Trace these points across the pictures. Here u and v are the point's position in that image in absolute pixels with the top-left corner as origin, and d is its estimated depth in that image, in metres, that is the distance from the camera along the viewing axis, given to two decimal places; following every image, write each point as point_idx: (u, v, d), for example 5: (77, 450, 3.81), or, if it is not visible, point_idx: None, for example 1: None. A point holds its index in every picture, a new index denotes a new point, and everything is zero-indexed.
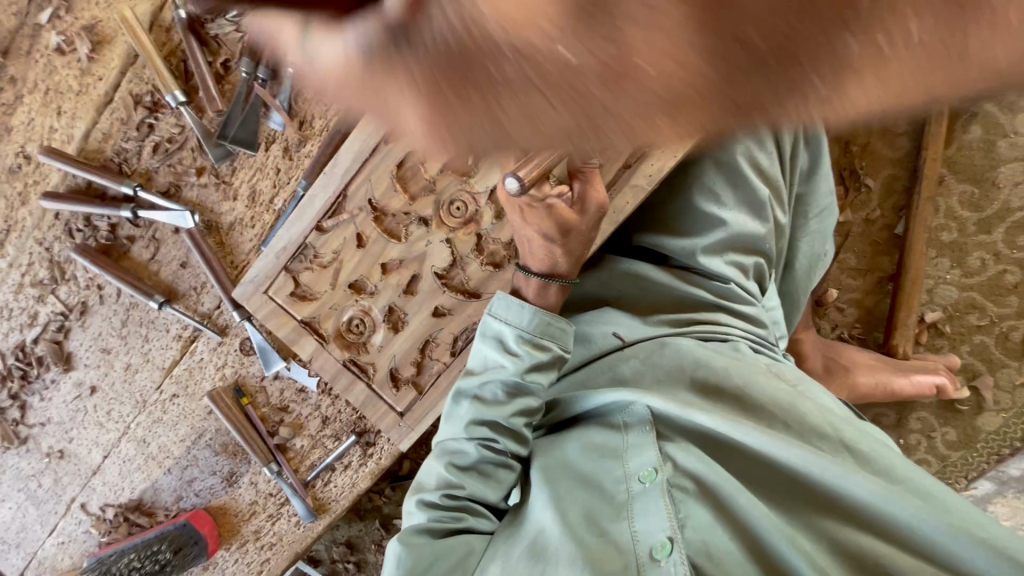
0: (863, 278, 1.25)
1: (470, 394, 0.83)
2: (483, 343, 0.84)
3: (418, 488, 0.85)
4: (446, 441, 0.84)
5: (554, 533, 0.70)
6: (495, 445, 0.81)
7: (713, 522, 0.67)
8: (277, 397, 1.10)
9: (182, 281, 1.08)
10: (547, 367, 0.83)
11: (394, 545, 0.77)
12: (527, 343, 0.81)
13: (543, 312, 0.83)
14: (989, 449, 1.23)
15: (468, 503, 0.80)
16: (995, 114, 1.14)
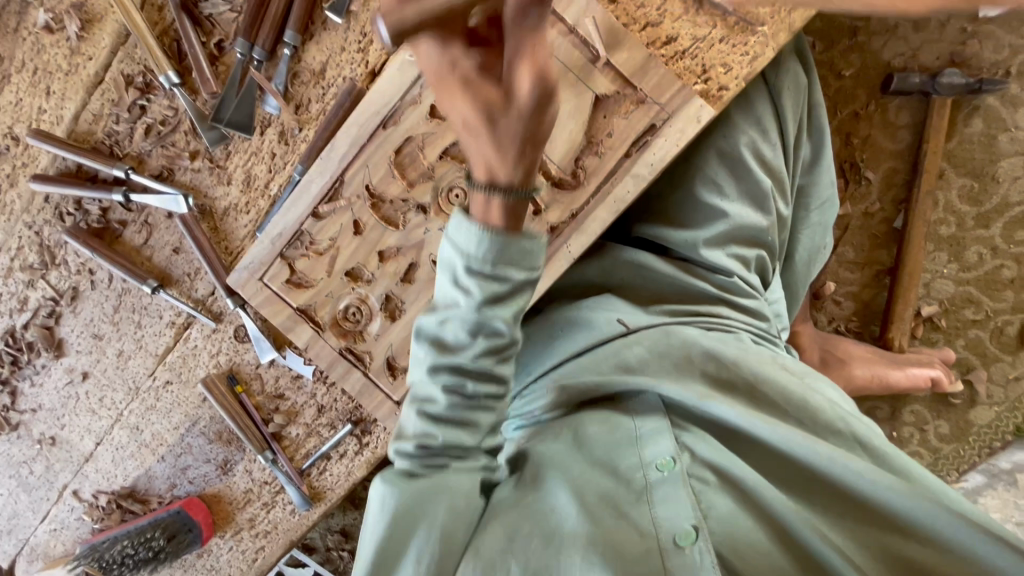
0: (861, 271, 1.25)
1: (432, 339, 0.72)
2: (439, 275, 0.71)
3: (394, 433, 0.78)
4: (417, 385, 0.76)
5: (570, 515, 0.69)
6: (463, 391, 0.72)
7: (735, 513, 0.68)
8: (272, 385, 1.09)
9: (175, 267, 1.06)
10: (510, 294, 0.68)
11: (372, 494, 0.71)
12: (477, 269, 0.66)
13: (497, 226, 0.64)
14: (981, 442, 1.24)
15: (447, 455, 0.73)
16: (995, 108, 1.14)
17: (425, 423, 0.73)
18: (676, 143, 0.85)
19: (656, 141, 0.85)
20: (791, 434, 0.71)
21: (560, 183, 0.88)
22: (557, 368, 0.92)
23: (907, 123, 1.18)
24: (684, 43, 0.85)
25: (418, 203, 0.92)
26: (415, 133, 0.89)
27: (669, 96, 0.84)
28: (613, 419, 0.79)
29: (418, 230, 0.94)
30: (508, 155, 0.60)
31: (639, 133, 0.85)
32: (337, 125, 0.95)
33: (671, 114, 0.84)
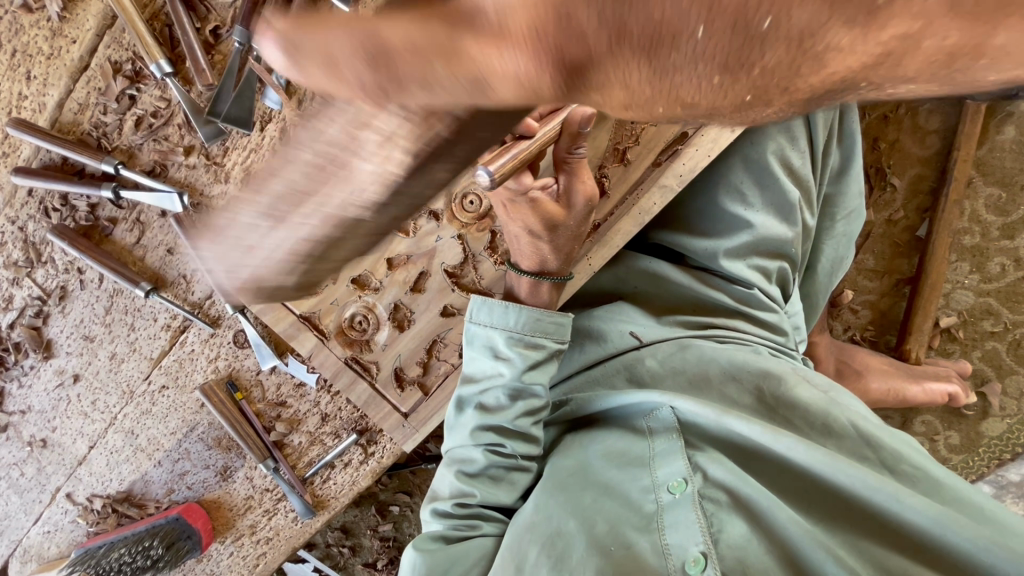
0: (880, 279, 1.22)
1: (472, 403, 0.80)
2: (480, 350, 0.79)
3: (431, 497, 0.81)
4: (454, 449, 0.81)
5: (579, 543, 0.65)
6: (502, 449, 0.77)
7: (749, 537, 0.61)
8: (274, 392, 1.05)
9: (170, 268, 1.01)
10: (546, 364, 0.79)
11: (407, 559, 0.73)
12: (520, 344, 0.77)
13: (537, 308, 0.78)
14: (990, 453, 1.23)
15: (480, 510, 0.76)
16: None
17: (464, 483, 0.77)
18: (707, 153, 0.80)
19: (686, 151, 0.81)
20: (814, 456, 0.63)
21: None
22: (570, 382, 0.90)
23: (936, 128, 1.13)
24: None
25: (431, 209, 0.88)
26: None
27: None
28: (627, 441, 0.75)
29: (429, 238, 0.89)
30: (563, 251, 0.77)
31: (669, 142, 0.81)
32: None
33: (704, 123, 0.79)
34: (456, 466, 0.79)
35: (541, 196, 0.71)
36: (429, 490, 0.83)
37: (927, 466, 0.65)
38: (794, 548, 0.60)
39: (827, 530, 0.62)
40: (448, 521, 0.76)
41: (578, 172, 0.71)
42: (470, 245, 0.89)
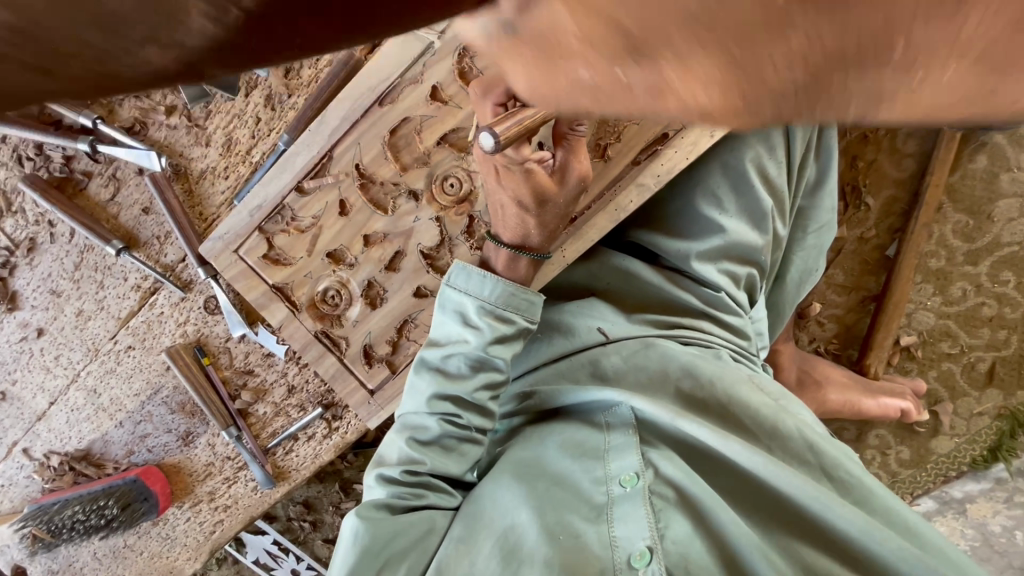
0: (848, 295, 1.25)
1: (431, 369, 0.80)
2: (446, 314, 0.80)
3: (377, 462, 0.81)
4: (408, 415, 0.81)
5: (530, 532, 0.66)
6: (458, 420, 0.78)
7: (693, 534, 0.63)
8: (241, 360, 1.04)
9: (144, 228, 0.99)
10: (512, 339, 0.80)
11: (350, 525, 0.73)
12: (490, 315, 0.78)
13: (510, 280, 0.79)
14: (937, 470, 1.27)
15: (428, 480, 0.77)
16: (1002, 146, 1.13)
17: (415, 451, 0.78)
18: (685, 156, 0.81)
19: (665, 151, 0.82)
20: (760, 462, 0.65)
21: None
22: (535, 374, 0.90)
23: (913, 152, 1.16)
24: None
25: (410, 188, 0.88)
26: (414, 114, 0.84)
27: None
28: (582, 431, 0.77)
29: (407, 218, 0.90)
30: (550, 224, 0.77)
31: (648, 142, 0.81)
32: (330, 95, 0.88)
33: (684, 126, 0.80)
34: (409, 434, 0.79)
35: (535, 167, 0.71)
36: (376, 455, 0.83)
37: (863, 477, 0.69)
38: (732, 548, 0.62)
39: (764, 533, 0.64)
40: (394, 490, 0.77)
41: (575, 150, 0.72)
42: (447, 228, 0.89)
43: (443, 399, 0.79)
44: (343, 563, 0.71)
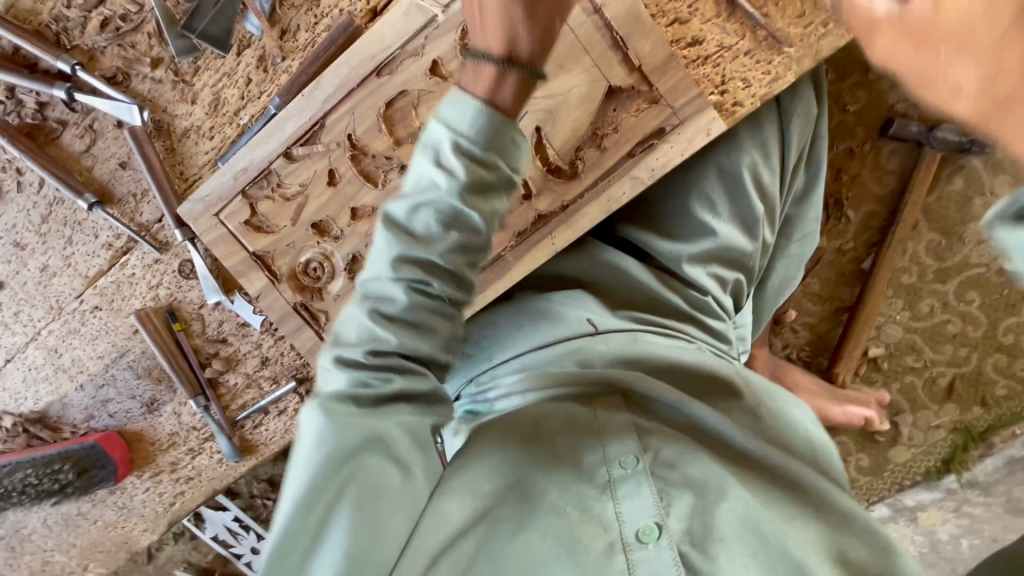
0: (822, 304, 1.28)
1: (394, 227, 0.63)
2: (419, 164, 0.64)
3: (328, 352, 0.64)
4: (366, 284, 0.64)
5: (524, 511, 0.61)
6: (429, 289, 0.63)
7: (698, 510, 0.60)
8: (214, 328, 1.01)
9: (120, 184, 0.95)
10: (494, 189, 0.65)
11: (308, 428, 0.58)
12: (469, 154, 0.62)
13: (496, 112, 0.63)
14: (893, 478, 1.33)
15: (399, 362, 0.61)
16: (977, 170, 1.18)
17: (378, 327, 0.61)
18: (681, 151, 0.81)
19: (662, 145, 0.81)
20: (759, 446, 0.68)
21: (555, 170, 0.85)
22: (520, 356, 0.85)
23: (895, 170, 1.20)
24: (708, 48, 0.81)
25: (403, 163, 0.86)
26: (412, 87, 0.83)
27: (683, 102, 0.80)
28: (570, 407, 0.71)
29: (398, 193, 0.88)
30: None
31: (646, 135, 0.82)
32: (325, 62, 0.86)
33: (682, 121, 0.80)
34: (368, 306, 0.62)
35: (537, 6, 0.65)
36: (325, 344, 0.65)
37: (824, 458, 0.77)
38: (742, 522, 0.60)
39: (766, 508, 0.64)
40: (355, 376, 0.60)
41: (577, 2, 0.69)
42: None
43: (410, 262, 0.63)
44: (301, 480, 0.57)
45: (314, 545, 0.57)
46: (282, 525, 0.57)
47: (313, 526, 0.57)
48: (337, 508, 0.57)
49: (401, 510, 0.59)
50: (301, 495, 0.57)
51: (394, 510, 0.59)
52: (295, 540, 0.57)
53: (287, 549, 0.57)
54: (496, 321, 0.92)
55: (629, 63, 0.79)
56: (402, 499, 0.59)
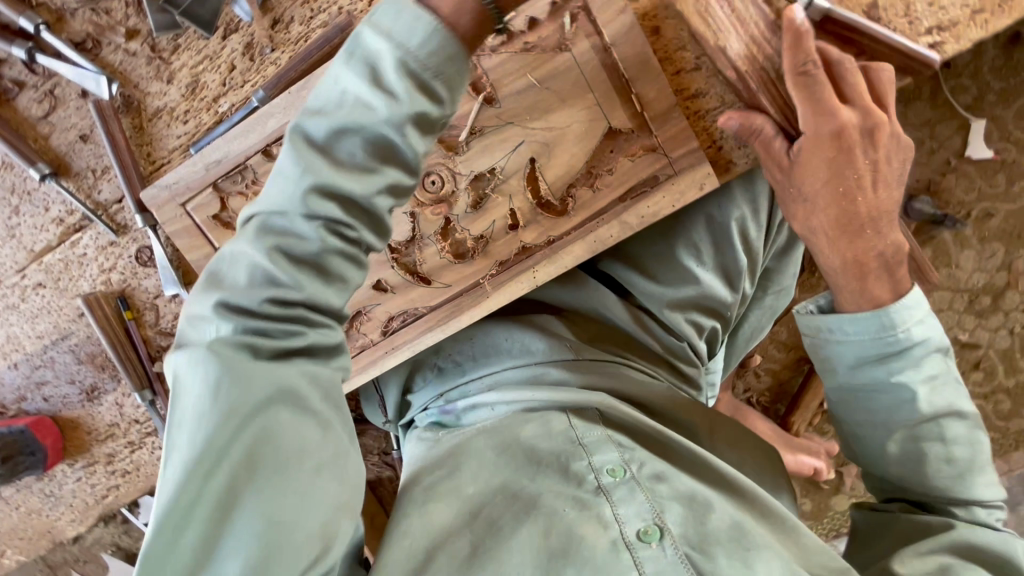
0: (787, 352, 1.31)
1: (314, 149, 0.53)
2: (348, 75, 0.53)
3: (211, 289, 0.53)
4: (267, 215, 0.53)
5: (520, 516, 0.65)
6: (346, 232, 0.54)
7: (689, 513, 0.65)
8: (168, 321, 0.95)
9: (78, 157, 0.88)
10: (435, 122, 0.55)
11: (201, 381, 0.50)
12: (410, 70, 0.52)
13: (456, 35, 0.53)
14: (831, 524, 1.38)
15: (302, 310, 0.53)
16: (948, 242, 1.22)
17: (283, 269, 0.51)
18: (672, 202, 0.80)
19: (654, 194, 0.80)
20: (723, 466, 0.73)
21: (545, 205, 0.83)
22: (489, 373, 0.85)
23: None
24: (711, 103, 0.79)
25: None
26: None
27: (681, 153, 0.79)
28: (545, 417, 0.76)
29: None
30: None
31: (639, 181, 0.80)
32: (317, 60, 0.80)
33: (676, 173, 0.79)
34: (273, 241, 0.52)
35: None
36: (206, 278, 0.54)
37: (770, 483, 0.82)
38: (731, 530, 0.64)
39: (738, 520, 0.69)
40: (252, 324, 0.51)
41: None
42: (421, 226, 0.85)
43: (329, 196, 0.53)
44: (198, 440, 0.49)
45: (218, 517, 0.50)
46: (177, 494, 0.49)
47: (215, 494, 0.49)
48: (247, 470, 0.50)
49: (323, 466, 0.53)
50: (200, 457, 0.49)
51: (315, 467, 0.53)
52: (189, 508, 0.49)
53: (185, 524, 0.49)
54: (470, 339, 0.89)
55: (632, 107, 0.78)
56: (322, 455, 0.53)
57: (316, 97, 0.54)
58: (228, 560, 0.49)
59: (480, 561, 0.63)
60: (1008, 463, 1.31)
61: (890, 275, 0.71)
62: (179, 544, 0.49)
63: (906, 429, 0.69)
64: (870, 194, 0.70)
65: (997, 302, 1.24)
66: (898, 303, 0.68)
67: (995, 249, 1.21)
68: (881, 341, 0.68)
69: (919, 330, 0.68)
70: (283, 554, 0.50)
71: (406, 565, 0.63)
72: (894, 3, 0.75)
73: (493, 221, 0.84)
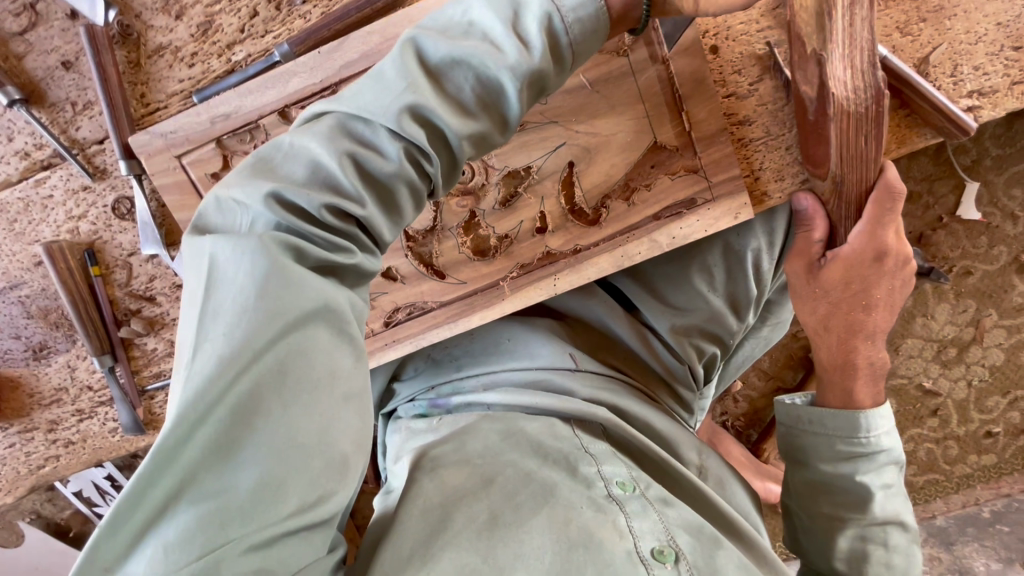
0: (766, 381, 1.35)
1: (424, 69, 0.54)
2: (486, 13, 0.56)
3: (269, 175, 0.52)
4: (352, 119, 0.54)
5: (531, 502, 0.61)
6: (423, 163, 0.55)
7: (698, 545, 0.62)
8: (142, 283, 0.85)
9: (56, 86, 0.77)
10: (541, 89, 0.58)
11: (243, 275, 0.48)
12: (546, 30, 0.55)
13: (603, 7, 0.57)
14: (783, 548, 1.43)
15: (355, 227, 0.54)
16: (926, 294, 1.28)
17: (350, 179, 0.52)
18: (705, 227, 0.78)
19: (688, 217, 0.78)
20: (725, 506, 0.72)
21: (576, 213, 0.80)
22: (490, 372, 0.79)
23: None
24: (756, 131, 0.79)
25: None
26: None
27: (721, 178, 0.77)
28: (549, 420, 0.72)
29: None
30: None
31: (675, 201, 0.78)
32: (355, 22, 0.74)
33: (714, 198, 0.78)
34: (350, 147, 0.53)
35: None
36: (267, 163, 0.53)
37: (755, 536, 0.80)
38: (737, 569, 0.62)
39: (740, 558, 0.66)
40: (306, 225, 0.51)
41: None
42: (444, 217, 0.81)
43: (422, 121, 0.54)
44: (233, 335, 0.47)
45: (233, 425, 0.47)
46: (196, 391, 0.46)
47: (238, 400, 0.47)
48: (273, 383, 0.48)
49: (351, 398, 0.52)
50: (231, 357, 0.46)
51: (341, 398, 0.51)
52: (206, 410, 0.46)
53: (198, 425, 0.46)
54: (469, 335, 0.85)
55: (681, 125, 0.75)
56: (350, 387, 0.52)
57: (442, 22, 0.57)
58: (236, 471, 0.47)
59: (500, 532, 0.58)
60: (947, 504, 1.39)
61: (874, 382, 0.76)
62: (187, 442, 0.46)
63: (856, 527, 0.71)
64: (881, 309, 0.76)
65: (962, 355, 1.31)
66: (874, 409, 0.73)
67: (967, 304, 1.28)
68: (852, 438, 0.72)
69: (887, 438, 0.72)
70: (293, 478, 0.48)
71: (419, 528, 0.58)
72: (943, 61, 0.76)
73: (520, 221, 0.81)
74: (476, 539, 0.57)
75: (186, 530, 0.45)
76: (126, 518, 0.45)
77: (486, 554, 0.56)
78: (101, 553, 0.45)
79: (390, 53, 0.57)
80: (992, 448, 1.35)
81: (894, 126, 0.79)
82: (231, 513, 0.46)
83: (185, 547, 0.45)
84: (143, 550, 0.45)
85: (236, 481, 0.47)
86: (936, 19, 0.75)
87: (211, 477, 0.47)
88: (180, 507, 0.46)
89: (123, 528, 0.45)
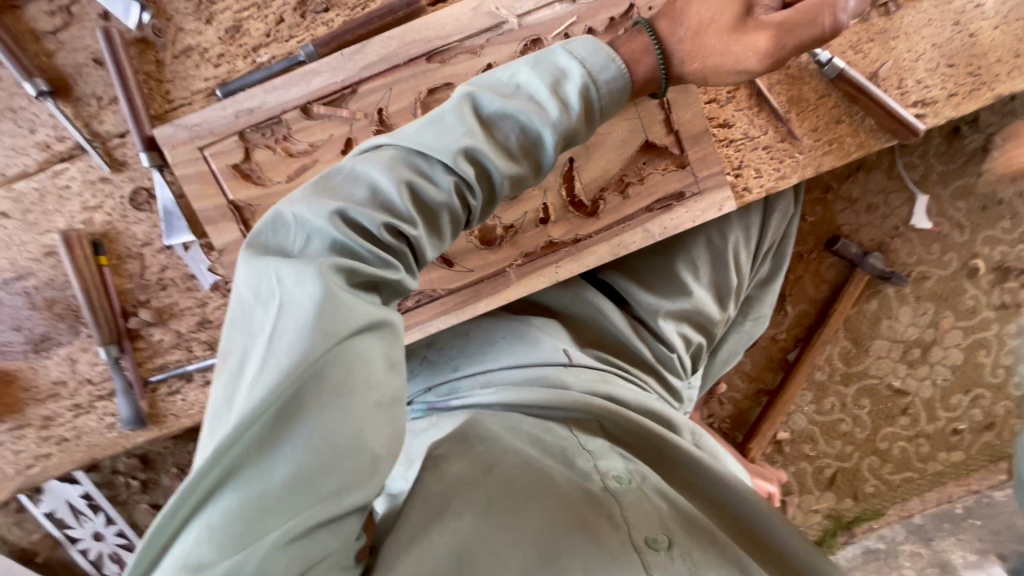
0: (749, 383, 1.43)
1: (478, 118, 0.61)
2: (533, 76, 0.63)
3: (332, 195, 0.57)
4: (410, 153, 0.59)
5: (527, 478, 0.63)
6: (467, 198, 0.61)
7: (690, 530, 0.64)
8: (154, 273, 0.87)
9: (83, 81, 0.81)
10: (572, 143, 0.66)
11: (300, 291, 0.51)
12: (583, 97, 0.63)
13: (628, 81, 0.66)
14: None
15: (405, 248, 0.59)
16: (890, 298, 1.38)
17: (406, 205, 0.57)
18: (693, 218, 0.86)
19: (678, 208, 0.86)
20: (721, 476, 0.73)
21: (577, 204, 0.87)
22: (486, 370, 0.82)
23: (830, 280, 1.37)
24: (735, 134, 0.89)
25: None
26: (459, 81, 0.79)
27: (706, 174, 0.85)
28: (547, 422, 0.74)
29: None
30: (714, 44, 0.68)
31: (666, 195, 0.86)
32: (377, 28, 0.81)
33: (700, 191, 0.86)
34: (408, 177, 0.58)
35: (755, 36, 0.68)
36: (328, 184, 0.58)
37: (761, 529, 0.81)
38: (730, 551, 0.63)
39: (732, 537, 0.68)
40: (365, 243, 0.55)
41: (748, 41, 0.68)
42: None
43: (473, 163, 0.60)
44: (291, 346, 0.50)
45: (280, 422, 0.50)
46: (253, 391, 0.49)
47: (284, 403, 0.50)
48: (316, 387, 0.51)
49: (385, 403, 0.54)
50: (284, 362, 0.49)
51: (375, 404, 0.53)
52: (259, 411, 0.49)
53: (247, 424, 0.48)
54: (466, 337, 0.90)
55: (668, 126, 0.84)
56: (385, 392, 0.54)
57: (494, 80, 0.64)
58: (278, 467, 0.49)
59: (499, 514, 0.60)
60: (923, 502, 1.44)
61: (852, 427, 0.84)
62: (238, 436, 0.48)
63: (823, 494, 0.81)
64: None
65: (926, 355, 1.40)
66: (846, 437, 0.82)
67: (927, 307, 1.38)
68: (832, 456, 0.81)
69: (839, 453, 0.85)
70: (326, 474, 0.50)
71: (422, 514, 0.60)
72: (891, 76, 0.88)
73: (524, 212, 0.88)
74: (477, 519, 0.59)
75: (231, 511, 0.48)
76: (182, 497, 0.49)
77: (485, 533, 0.58)
78: (160, 527, 0.49)
79: (449, 101, 0.63)
80: (959, 445, 1.42)
81: (857, 131, 0.89)
82: (271, 502, 0.49)
83: (230, 527, 0.48)
84: (192, 529, 0.48)
85: (277, 475, 0.49)
86: (883, 39, 0.87)
87: (255, 468, 0.49)
88: (225, 491, 0.49)
89: (177, 506, 0.49)
